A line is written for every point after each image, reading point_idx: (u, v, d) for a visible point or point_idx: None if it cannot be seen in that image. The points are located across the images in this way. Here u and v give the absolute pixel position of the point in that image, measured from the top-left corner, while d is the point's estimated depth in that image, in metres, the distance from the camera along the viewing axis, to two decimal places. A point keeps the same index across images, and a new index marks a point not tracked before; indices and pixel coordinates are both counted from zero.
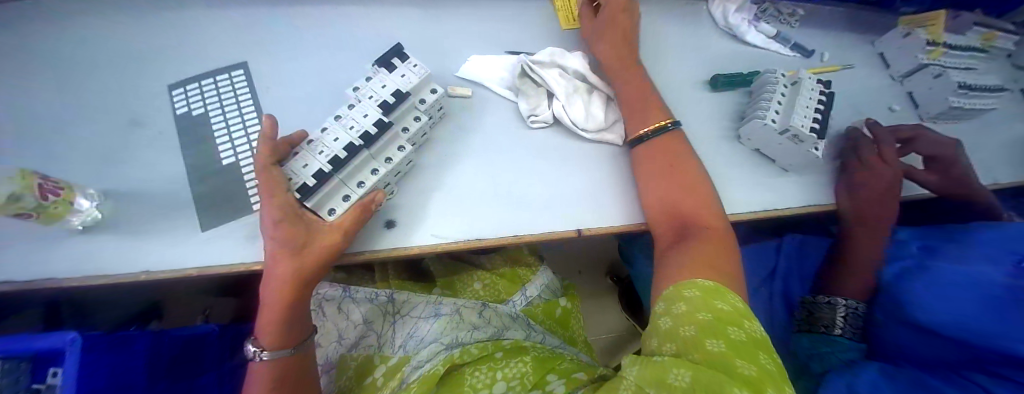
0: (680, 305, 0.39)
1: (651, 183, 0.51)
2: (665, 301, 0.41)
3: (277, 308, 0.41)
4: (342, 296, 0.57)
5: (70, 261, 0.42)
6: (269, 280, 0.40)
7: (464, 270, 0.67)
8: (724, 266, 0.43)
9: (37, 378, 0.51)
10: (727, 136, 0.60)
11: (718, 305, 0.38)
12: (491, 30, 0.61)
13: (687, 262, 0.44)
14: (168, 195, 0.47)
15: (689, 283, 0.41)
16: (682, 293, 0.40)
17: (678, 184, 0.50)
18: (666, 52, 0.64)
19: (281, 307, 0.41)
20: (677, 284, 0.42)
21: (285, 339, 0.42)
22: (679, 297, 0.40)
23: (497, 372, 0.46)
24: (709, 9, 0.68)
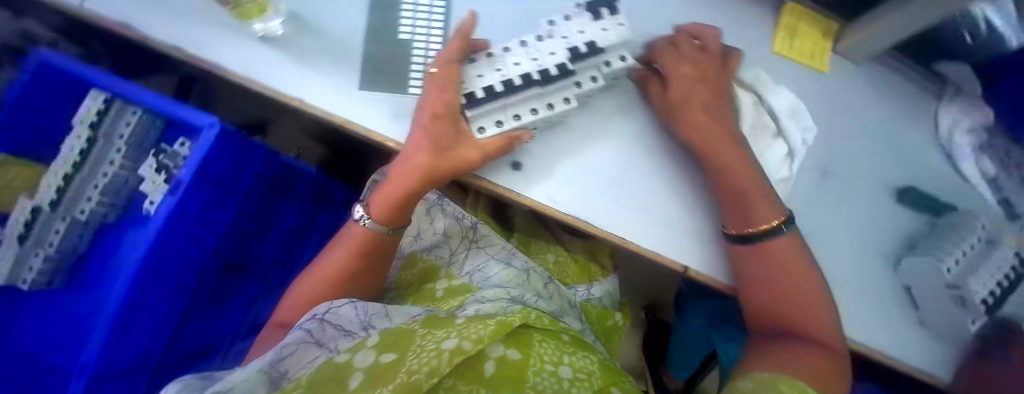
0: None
1: (772, 268, 0.44)
2: (756, 383, 0.37)
3: (397, 190, 0.42)
4: (434, 202, 0.62)
5: (243, 59, 0.44)
6: (404, 163, 0.42)
7: (545, 236, 0.68)
8: (826, 381, 0.39)
9: (165, 138, 0.54)
10: (881, 254, 0.53)
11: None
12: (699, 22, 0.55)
13: (780, 359, 0.40)
14: (340, 39, 0.47)
15: (787, 381, 0.37)
16: (777, 385, 0.36)
17: (792, 286, 0.43)
18: (863, 136, 0.55)
19: (401, 192, 0.42)
20: (775, 376, 0.37)
21: (386, 220, 0.44)
22: (771, 387, 0.36)
23: (563, 353, 0.45)
24: (936, 112, 0.59)
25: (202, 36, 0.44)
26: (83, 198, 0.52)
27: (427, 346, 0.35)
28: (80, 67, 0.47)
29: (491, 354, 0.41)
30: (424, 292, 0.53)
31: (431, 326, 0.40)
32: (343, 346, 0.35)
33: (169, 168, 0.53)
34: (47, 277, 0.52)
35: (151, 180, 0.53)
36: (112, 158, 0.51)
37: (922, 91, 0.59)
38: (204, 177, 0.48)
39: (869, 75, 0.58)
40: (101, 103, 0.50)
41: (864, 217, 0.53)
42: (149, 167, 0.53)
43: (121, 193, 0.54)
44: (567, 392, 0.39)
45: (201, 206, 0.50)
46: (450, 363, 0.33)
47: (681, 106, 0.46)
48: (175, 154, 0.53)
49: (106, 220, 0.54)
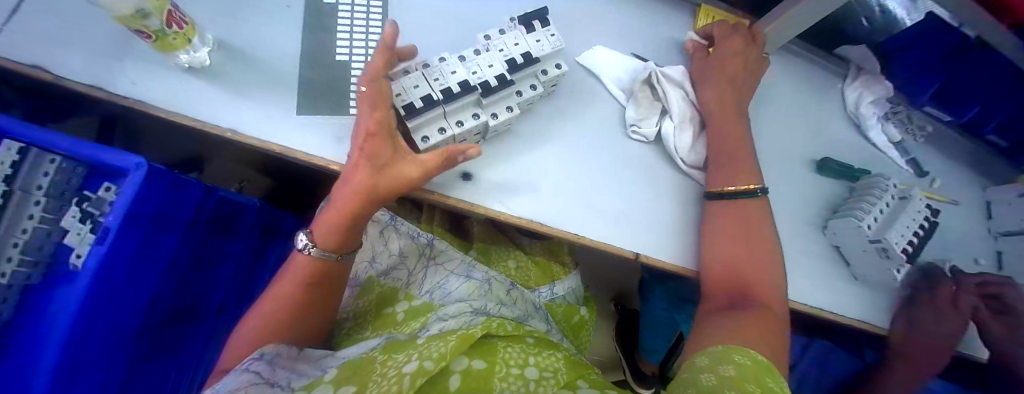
0: (728, 368, 0.37)
1: (719, 245, 0.47)
2: (710, 358, 0.39)
3: (341, 214, 0.43)
4: (387, 223, 0.60)
5: (171, 95, 0.43)
6: (344, 186, 0.42)
7: (503, 243, 0.69)
8: (773, 343, 0.41)
9: (88, 186, 0.52)
10: (810, 222, 0.58)
11: (767, 381, 0.36)
12: (628, 25, 0.59)
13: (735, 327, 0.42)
14: (274, 66, 0.46)
15: (741, 350, 0.39)
16: (732, 355, 0.38)
17: (732, 254, 0.46)
18: (782, 117, 0.61)
19: (344, 215, 0.42)
20: (729, 345, 0.40)
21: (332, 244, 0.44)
22: (727, 359, 0.38)
23: (528, 355, 0.47)
24: (841, 91, 0.65)
25: (124, 74, 0.43)
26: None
27: (389, 373, 0.37)
28: None
29: (457, 367, 0.41)
30: (386, 317, 0.53)
31: (390, 350, 0.41)
32: (296, 384, 0.36)
33: (95, 215, 0.51)
34: None
35: (76, 231, 0.50)
36: (32, 211, 0.48)
37: (830, 72, 0.66)
38: (135, 220, 0.45)
39: (780, 63, 0.64)
40: (15, 153, 0.47)
41: (792, 190, 0.58)
42: (70, 216, 0.50)
43: (45, 248, 0.49)
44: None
45: (138, 252, 0.47)
46: (412, 386, 0.35)
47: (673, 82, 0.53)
48: (102, 200, 0.51)
49: (29, 283, 0.48)
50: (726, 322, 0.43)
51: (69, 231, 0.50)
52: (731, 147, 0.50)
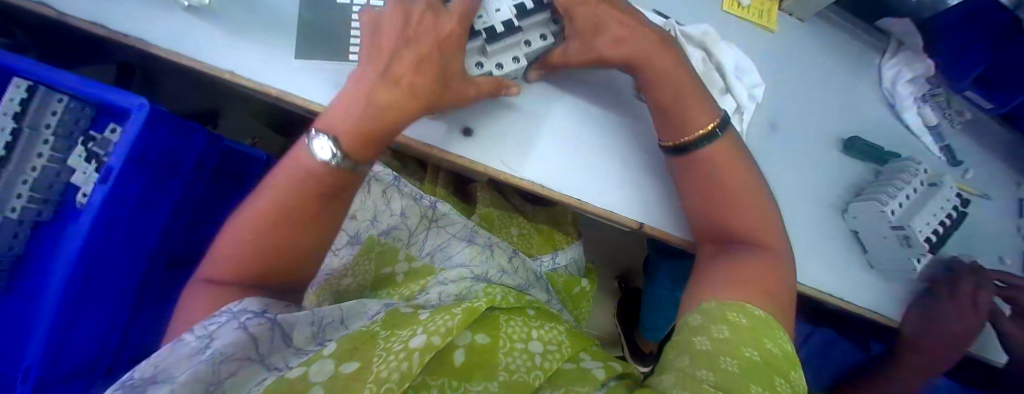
0: (723, 329, 0.36)
1: (701, 206, 0.45)
2: (705, 317, 0.38)
3: (386, 113, 0.38)
4: (389, 183, 0.58)
5: (168, 32, 0.41)
6: (401, 85, 0.39)
7: (506, 210, 0.67)
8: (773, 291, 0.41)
9: (95, 127, 0.51)
10: (830, 205, 0.55)
11: (766, 342, 0.35)
12: None
13: (726, 280, 0.41)
14: (276, 8, 0.45)
15: (738, 307, 0.38)
16: (728, 313, 0.37)
17: (712, 207, 0.44)
18: (812, 91, 0.57)
19: (390, 116, 0.39)
20: (722, 300, 0.39)
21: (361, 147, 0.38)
22: (722, 319, 0.37)
23: (531, 328, 0.46)
24: (879, 68, 0.60)
25: (118, 9, 0.41)
26: (11, 194, 0.46)
27: (393, 348, 0.34)
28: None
29: (460, 343, 0.40)
30: (384, 277, 0.53)
31: (391, 326, 0.38)
32: (293, 362, 0.33)
33: (100, 156, 0.50)
34: None
35: (82, 171, 0.49)
36: (41, 149, 0.48)
37: (869, 46, 0.61)
38: (141, 160, 0.45)
39: (816, 32, 0.59)
40: (23, 90, 0.46)
41: (815, 170, 0.54)
42: (76, 156, 0.49)
43: (54, 187, 0.49)
44: (541, 369, 0.41)
45: (145, 194, 0.48)
46: (419, 362, 0.34)
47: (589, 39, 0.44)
48: (108, 141, 0.50)
49: (40, 219, 0.49)
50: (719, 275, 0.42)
51: (76, 170, 0.49)
52: (670, 90, 0.45)
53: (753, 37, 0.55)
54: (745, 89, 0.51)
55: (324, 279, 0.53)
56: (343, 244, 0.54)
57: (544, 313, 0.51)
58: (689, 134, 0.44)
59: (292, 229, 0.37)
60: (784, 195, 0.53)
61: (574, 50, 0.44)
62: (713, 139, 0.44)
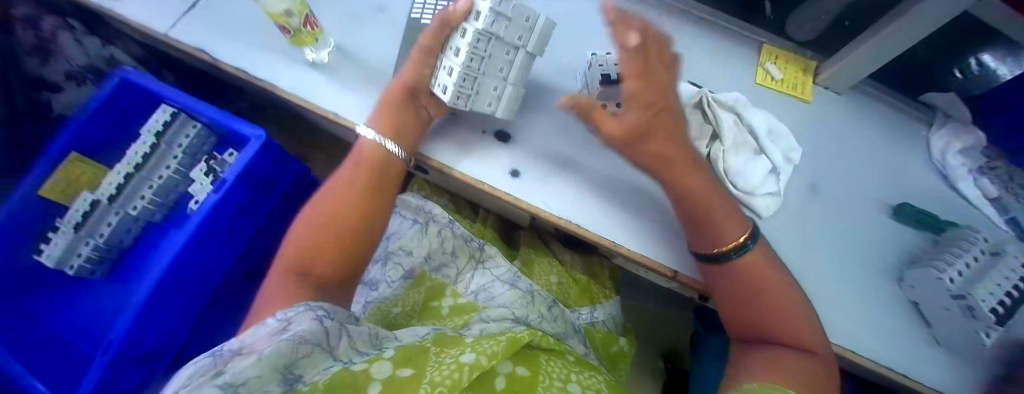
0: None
1: (728, 305, 0.46)
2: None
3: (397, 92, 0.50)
4: (445, 224, 0.66)
5: (291, 80, 0.53)
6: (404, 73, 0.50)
7: (547, 257, 0.70)
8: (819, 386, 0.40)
9: (217, 149, 0.69)
10: (882, 271, 0.53)
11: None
12: (699, 55, 0.60)
13: (767, 366, 0.41)
14: (372, 69, 0.55)
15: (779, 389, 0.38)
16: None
17: (747, 295, 0.44)
18: (854, 157, 0.58)
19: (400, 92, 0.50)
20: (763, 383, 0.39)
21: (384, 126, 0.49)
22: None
23: (570, 371, 0.47)
24: (926, 138, 0.60)
25: (261, 63, 0.54)
26: (136, 197, 0.66)
27: (444, 361, 0.38)
28: (153, 84, 0.62)
29: (502, 371, 0.42)
30: (432, 309, 0.57)
31: (441, 344, 0.42)
32: (358, 358, 0.37)
33: (215, 171, 0.68)
34: (91, 265, 0.66)
35: (201, 182, 0.68)
36: (169, 162, 0.66)
37: (912, 117, 0.62)
38: (244, 181, 0.60)
39: (854, 104, 0.61)
40: (168, 115, 0.65)
41: (863, 233, 0.54)
42: (198, 171, 0.68)
43: (170, 196, 0.68)
44: None
45: (243, 205, 0.63)
46: (469, 376, 0.36)
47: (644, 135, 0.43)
48: (224, 161, 0.68)
49: (153, 219, 0.69)
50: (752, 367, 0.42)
51: (196, 181, 0.68)
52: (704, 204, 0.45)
53: (789, 105, 0.59)
54: (780, 151, 0.54)
55: (377, 306, 0.59)
56: (397, 277, 0.61)
57: (582, 362, 0.52)
58: (724, 245, 0.44)
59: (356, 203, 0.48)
60: (828, 257, 0.52)
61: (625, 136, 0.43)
62: (748, 249, 0.44)
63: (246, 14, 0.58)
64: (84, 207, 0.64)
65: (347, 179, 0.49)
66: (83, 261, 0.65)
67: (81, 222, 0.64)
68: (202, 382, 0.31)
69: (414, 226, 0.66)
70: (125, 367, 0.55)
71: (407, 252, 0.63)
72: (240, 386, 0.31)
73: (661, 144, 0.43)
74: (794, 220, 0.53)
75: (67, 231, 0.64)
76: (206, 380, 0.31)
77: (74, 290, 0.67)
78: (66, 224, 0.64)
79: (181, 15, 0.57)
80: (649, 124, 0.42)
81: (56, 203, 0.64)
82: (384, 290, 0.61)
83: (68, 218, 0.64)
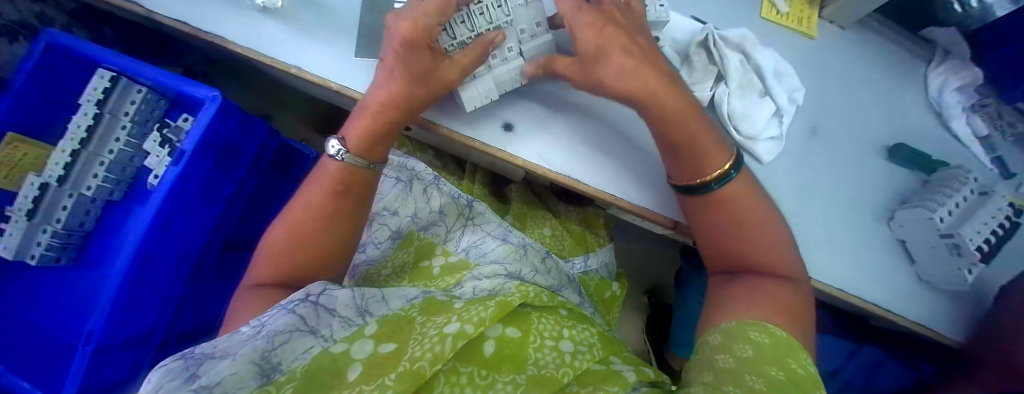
0: (745, 349, 0.34)
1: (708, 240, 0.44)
2: (724, 337, 0.37)
3: (375, 120, 0.45)
4: (429, 182, 0.63)
5: (246, 31, 0.47)
6: (386, 85, 0.43)
7: (540, 211, 0.69)
8: (785, 309, 0.39)
9: (170, 116, 0.63)
10: (875, 213, 0.53)
11: (789, 363, 0.33)
12: None
13: (741, 301, 0.40)
14: (340, 11, 0.49)
15: (755, 325, 0.36)
16: (748, 333, 0.36)
17: (724, 226, 0.42)
18: (852, 96, 0.56)
19: (382, 119, 0.45)
20: (739, 321, 0.37)
21: (368, 154, 0.46)
22: (742, 339, 0.35)
23: (562, 327, 0.46)
24: (924, 76, 0.59)
25: (204, 13, 0.47)
26: (88, 176, 0.60)
27: (429, 333, 0.37)
28: (85, 45, 0.54)
29: (491, 334, 0.40)
30: (421, 269, 0.55)
31: (429, 312, 0.40)
32: (339, 334, 0.36)
33: (171, 141, 0.62)
34: (55, 254, 0.60)
35: (156, 154, 0.62)
36: (117, 134, 0.60)
37: (912, 53, 0.60)
38: (206, 148, 0.55)
39: (856, 39, 0.59)
40: (106, 81, 0.57)
41: (859, 175, 0.54)
42: (152, 141, 0.62)
43: (126, 171, 0.63)
44: (569, 366, 0.40)
45: (209, 175, 0.58)
46: (453, 347, 0.35)
47: (599, 54, 0.41)
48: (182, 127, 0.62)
49: (112, 198, 0.64)
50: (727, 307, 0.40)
51: (152, 153, 0.62)
52: (686, 129, 0.41)
53: (791, 43, 0.56)
54: (785, 92, 0.52)
55: (366, 270, 0.57)
56: (385, 238, 0.59)
57: (575, 314, 0.51)
58: (704, 175, 0.41)
59: (321, 220, 0.44)
60: (822, 200, 0.52)
61: (580, 62, 0.42)
62: (730, 181, 0.41)
63: None
64: (33, 192, 0.57)
65: (316, 191, 0.45)
66: (43, 250, 0.59)
67: (34, 208, 0.58)
68: (175, 385, 0.30)
69: (398, 185, 0.62)
70: (112, 356, 0.54)
71: (393, 212, 0.61)
72: (215, 386, 0.30)
73: (619, 62, 0.41)
74: (791, 164, 0.52)
75: (19, 219, 0.57)
76: (177, 385, 0.30)
77: (43, 278, 0.62)
78: (16, 210, 0.57)
79: None
80: (597, 45, 0.41)
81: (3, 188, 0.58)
82: (372, 251, 0.58)
83: (17, 205, 0.57)
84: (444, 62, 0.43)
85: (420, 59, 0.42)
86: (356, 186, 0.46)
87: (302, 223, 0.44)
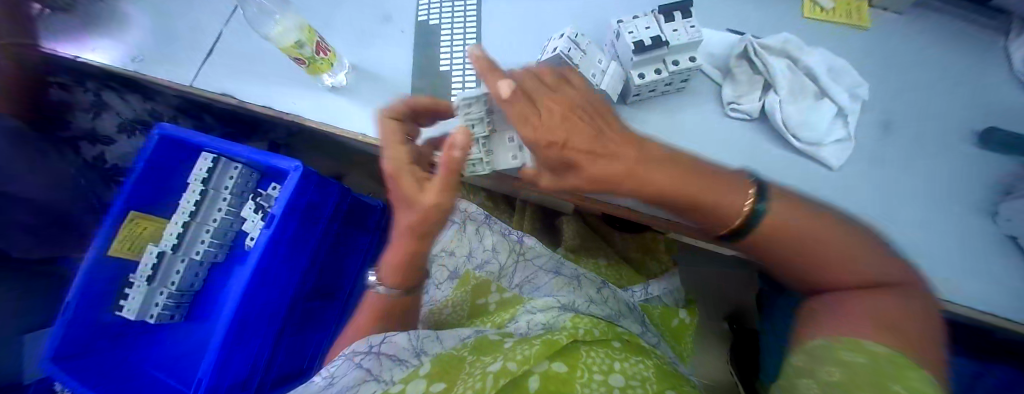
0: (832, 371, 0.33)
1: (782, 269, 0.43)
2: (808, 357, 0.36)
3: (394, 257, 0.48)
4: (482, 221, 0.66)
5: (316, 107, 0.54)
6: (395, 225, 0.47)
7: (596, 242, 0.69)
8: (903, 332, 0.35)
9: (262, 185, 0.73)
10: (972, 210, 0.47)
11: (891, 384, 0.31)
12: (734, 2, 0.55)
13: (837, 316, 0.38)
14: (395, 80, 0.55)
15: (849, 343, 0.35)
16: (839, 353, 0.34)
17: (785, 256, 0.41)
18: (920, 83, 0.52)
19: (399, 256, 0.47)
20: (835, 338, 0.36)
21: (399, 285, 0.50)
22: (835, 360, 0.34)
23: (614, 360, 0.45)
24: (1005, 51, 0.53)
25: (282, 96, 0.55)
26: (197, 241, 0.68)
27: (475, 372, 0.40)
28: (189, 133, 0.64)
29: (537, 371, 0.41)
30: (480, 307, 0.59)
31: (479, 351, 0.44)
32: (397, 377, 0.41)
33: (264, 207, 0.70)
34: (169, 311, 0.68)
35: (252, 220, 0.70)
36: (220, 205, 0.69)
37: (986, 27, 0.54)
38: (291, 212, 0.61)
39: (917, 22, 0.55)
40: (210, 162, 0.67)
41: (944, 168, 0.49)
42: (248, 209, 0.70)
43: (228, 235, 0.72)
44: None
45: (295, 236, 0.65)
46: (494, 385, 0.37)
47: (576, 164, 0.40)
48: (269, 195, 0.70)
49: (216, 260, 0.72)
50: (820, 319, 0.39)
51: (248, 220, 0.70)
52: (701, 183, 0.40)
53: (840, 38, 0.54)
54: (844, 90, 0.50)
55: (429, 310, 0.60)
56: (444, 278, 0.61)
57: (631, 345, 0.50)
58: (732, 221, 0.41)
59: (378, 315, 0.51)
60: (907, 201, 0.48)
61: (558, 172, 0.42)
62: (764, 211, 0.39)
63: (255, 48, 0.58)
64: (152, 260, 0.66)
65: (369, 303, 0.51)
66: (161, 310, 0.67)
67: (153, 274, 0.66)
68: None
69: (451, 228, 0.65)
70: None
71: (450, 253, 0.64)
72: None
73: (604, 165, 0.39)
74: (860, 166, 0.49)
75: (141, 285, 0.66)
76: None
77: (157, 333, 0.71)
78: (139, 277, 0.66)
79: (200, 63, 0.57)
80: (562, 156, 0.40)
81: (129, 259, 0.68)
82: (433, 292, 0.61)
83: (140, 272, 0.66)
84: (423, 191, 0.42)
85: (401, 194, 0.43)
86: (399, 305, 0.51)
87: (355, 333, 0.50)
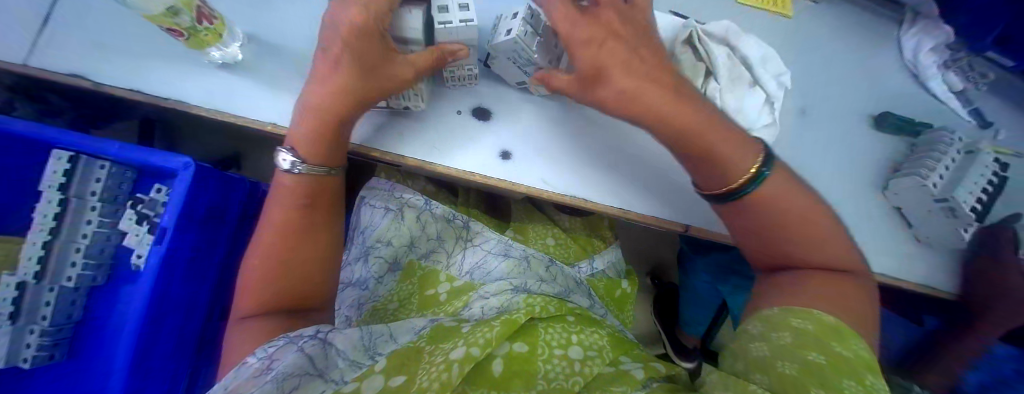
0: (785, 335, 0.33)
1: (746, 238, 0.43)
2: (765, 325, 0.36)
3: (320, 118, 0.42)
4: (422, 208, 0.61)
5: (206, 92, 0.44)
6: (325, 83, 0.41)
7: (541, 220, 0.69)
8: (848, 306, 0.37)
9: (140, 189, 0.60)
10: (869, 185, 0.54)
11: (833, 346, 0.31)
12: None
13: (795, 287, 0.39)
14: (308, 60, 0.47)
15: (802, 313, 0.35)
16: (789, 320, 0.35)
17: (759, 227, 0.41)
18: (831, 69, 0.57)
19: (328, 114, 0.42)
20: (786, 308, 0.37)
21: (322, 158, 0.44)
22: (784, 326, 0.35)
23: (571, 334, 0.45)
24: (897, 39, 0.59)
25: (158, 77, 0.44)
26: (66, 266, 0.56)
27: (435, 362, 0.36)
28: (35, 128, 0.51)
29: (500, 352, 0.39)
30: (429, 298, 0.54)
31: (436, 340, 0.40)
32: (349, 376, 0.34)
33: (149, 216, 0.59)
34: (47, 353, 0.56)
35: (135, 233, 0.59)
36: (87, 217, 0.56)
37: (881, 16, 0.60)
38: (187, 220, 0.52)
39: (829, 10, 0.59)
40: (65, 162, 0.53)
41: (848, 148, 0.54)
42: (128, 220, 0.58)
43: (105, 253, 0.59)
44: (580, 375, 0.39)
45: (197, 243, 0.56)
46: (460, 373, 0.34)
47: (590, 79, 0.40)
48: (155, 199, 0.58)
49: (96, 283, 0.60)
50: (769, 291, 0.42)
51: (130, 233, 0.59)
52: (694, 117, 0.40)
53: (766, 23, 0.56)
54: (773, 79, 0.51)
55: (372, 306, 0.55)
56: (383, 271, 0.58)
57: (585, 318, 0.50)
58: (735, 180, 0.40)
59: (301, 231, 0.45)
60: (821, 181, 0.52)
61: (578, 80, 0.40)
62: (763, 179, 0.40)
63: (113, 14, 0.46)
64: (9, 294, 0.53)
65: (279, 196, 0.45)
66: (35, 352, 0.55)
67: (15, 311, 0.53)
68: None
69: (387, 215, 0.60)
70: None
71: (386, 243, 0.59)
72: None
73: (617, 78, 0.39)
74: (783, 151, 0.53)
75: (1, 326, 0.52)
76: None
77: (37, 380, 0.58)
78: None
79: (31, 35, 0.44)
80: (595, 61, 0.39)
81: None
82: (374, 288, 0.57)
83: None
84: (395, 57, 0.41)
85: (368, 49, 0.40)
86: (324, 200, 0.46)
87: (281, 231, 0.44)
